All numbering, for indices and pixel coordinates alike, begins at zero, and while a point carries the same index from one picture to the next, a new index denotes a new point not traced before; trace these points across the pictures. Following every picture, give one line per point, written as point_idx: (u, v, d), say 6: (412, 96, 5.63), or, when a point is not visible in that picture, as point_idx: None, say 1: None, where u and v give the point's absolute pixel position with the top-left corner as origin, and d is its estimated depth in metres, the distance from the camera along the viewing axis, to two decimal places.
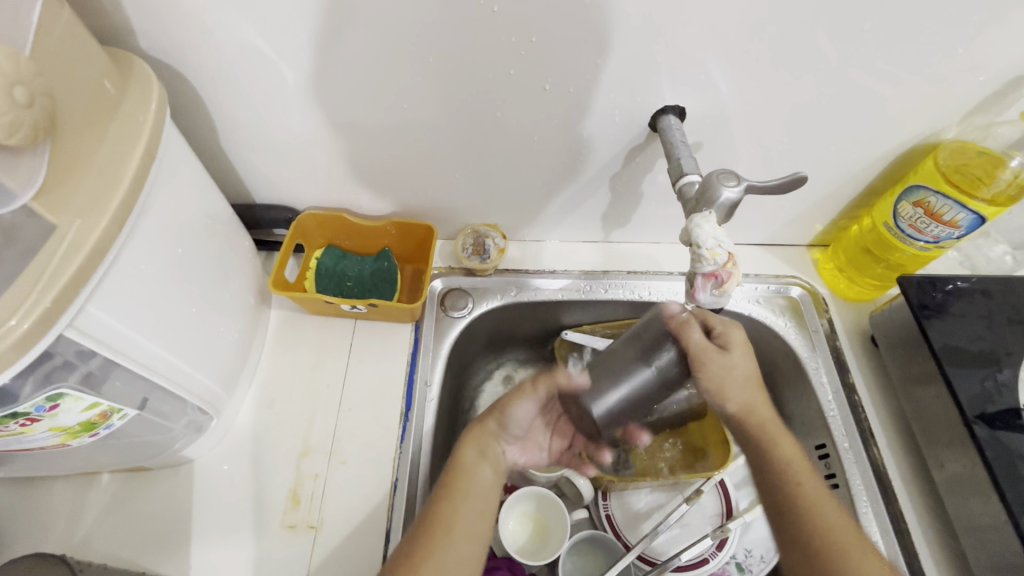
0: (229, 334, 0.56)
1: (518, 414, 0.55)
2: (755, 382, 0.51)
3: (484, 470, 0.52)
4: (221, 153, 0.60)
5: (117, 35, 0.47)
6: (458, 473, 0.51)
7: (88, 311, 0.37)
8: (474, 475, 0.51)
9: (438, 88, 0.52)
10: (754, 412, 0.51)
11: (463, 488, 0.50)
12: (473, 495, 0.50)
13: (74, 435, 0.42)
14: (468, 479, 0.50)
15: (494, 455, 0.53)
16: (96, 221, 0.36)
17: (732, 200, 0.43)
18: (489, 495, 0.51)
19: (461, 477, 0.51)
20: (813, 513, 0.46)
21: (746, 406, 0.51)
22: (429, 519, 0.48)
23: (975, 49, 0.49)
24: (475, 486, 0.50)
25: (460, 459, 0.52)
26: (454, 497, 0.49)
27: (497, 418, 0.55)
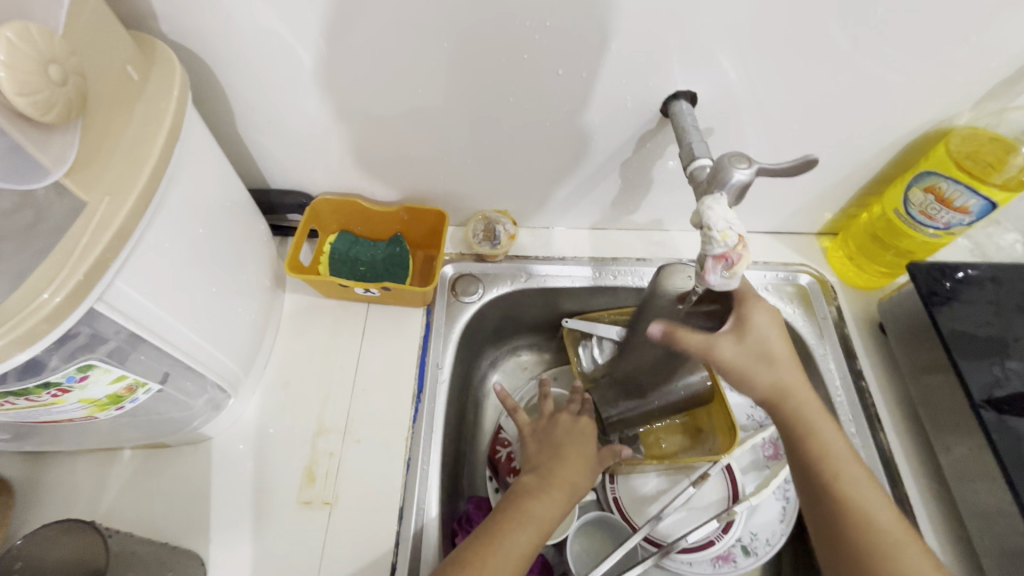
0: (247, 316, 0.57)
1: (581, 483, 0.58)
2: (792, 366, 0.49)
3: (540, 500, 0.55)
4: (237, 138, 0.61)
5: (140, 19, 0.48)
6: (500, 532, 0.52)
7: (116, 286, 0.38)
8: (536, 528, 0.53)
9: (451, 73, 0.53)
10: (791, 397, 0.49)
11: (505, 553, 0.50)
12: (517, 556, 0.50)
13: (102, 407, 0.44)
14: (509, 545, 0.51)
15: (543, 523, 0.54)
16: (124, 197, 0.37)
17: (743, 182, 0.43)
18: (522, 565, 0.51)
19: (504, 535, 0.51)
20: (847, 503, 0.46)
21: (775, 389, 0.49)
22: (486, 535, 0.52)
23: (989, 34, 0.49)
24: (521, 556, 0.51)
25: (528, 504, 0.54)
26: (495, 547, 0.50)
27: (561, 489, 0.56)
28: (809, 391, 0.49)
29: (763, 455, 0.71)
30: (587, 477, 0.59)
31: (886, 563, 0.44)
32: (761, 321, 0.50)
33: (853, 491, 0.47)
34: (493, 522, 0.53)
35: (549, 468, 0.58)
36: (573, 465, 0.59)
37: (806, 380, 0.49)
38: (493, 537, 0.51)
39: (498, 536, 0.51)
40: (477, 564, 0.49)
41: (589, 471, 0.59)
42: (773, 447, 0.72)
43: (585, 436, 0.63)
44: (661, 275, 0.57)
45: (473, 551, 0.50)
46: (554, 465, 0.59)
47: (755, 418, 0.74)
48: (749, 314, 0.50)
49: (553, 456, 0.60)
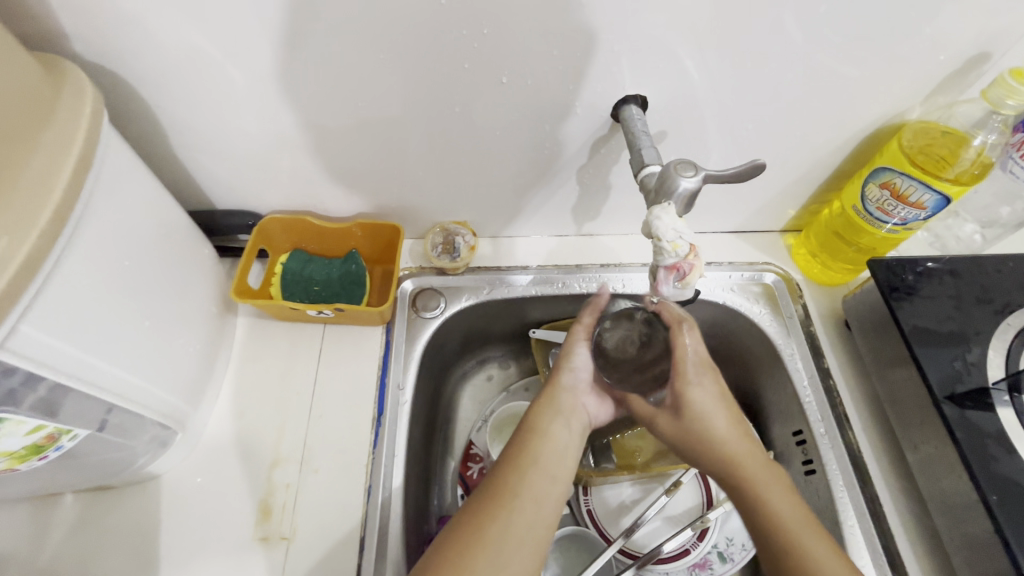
0: (191, 346, 0.55)
1: (581, 355, 0.56)
2: (733, 436, 0.49)
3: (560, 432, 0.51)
4: (175, 159, 0.58)
5: (53, 40, 0.45)
6: (535, 435, 0.51)
7: (23, 332, 0.36)
8: (556, 449, 0.50)
9: (392, 84, 0.51)
10: (736, 465, 0.48)
11: (547, 446, 0.50)
12: (551, 454, 0.50)
13: (23, 458, 0.41)
14: (540, 436, 0.51)
15: (574, 410, 0.54)
16: (25, 236, 0.34)
17: (691, 190, 0.42)
18: (564, 453, 0.50)
19: (536, 437, 0.50)
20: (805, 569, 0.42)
21: (717, 457, 0.48)
22: (496, 487, 0.47)
23: (934, 27, 0.49)
24: (553, 438, 0.51)
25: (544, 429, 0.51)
26: (529, 460, 0.49)
27: (568, 408, 0.53)
28: (754, 458, 0.48)
29: None
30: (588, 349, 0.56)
31: None
32: (698, 398, 0.50)
33: (811, 556, 0.43)
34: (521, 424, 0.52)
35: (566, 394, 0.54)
36: (569, 345, 0.56)
37: (749, 448, 0.49)
38: (524, 440, 0.50)
39: (533, 434, 0.51)
40: (507, 483, 0.47)
41: (584, 343, 0.56)
42: None
43: (578, 325, 0.57)
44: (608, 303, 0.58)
45: (501, 473, 0.48)
46: (578, 391, 0.55)
47: None
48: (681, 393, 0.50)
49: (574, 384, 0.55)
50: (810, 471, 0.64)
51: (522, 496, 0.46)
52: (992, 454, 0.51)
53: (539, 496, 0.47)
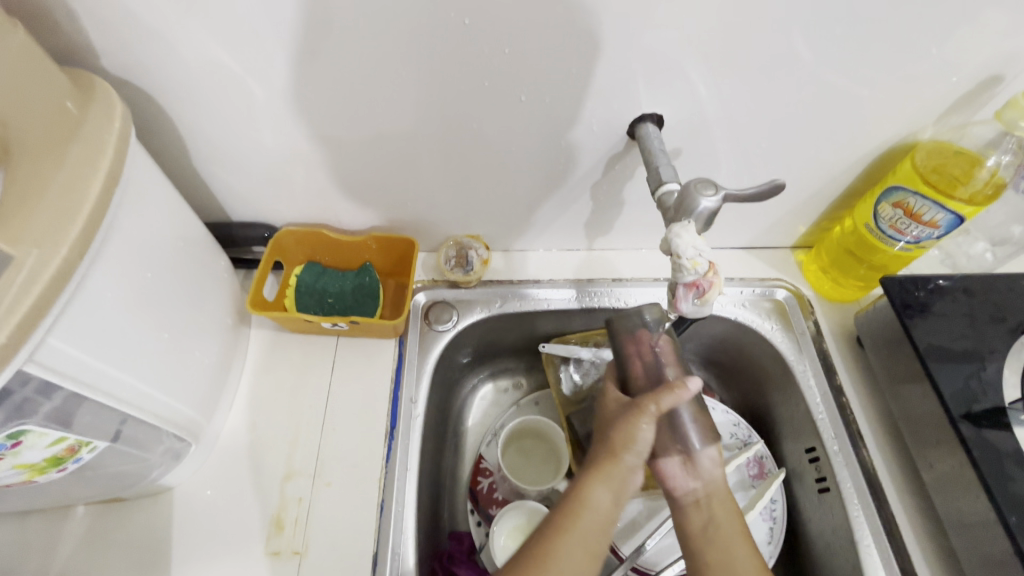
0: (206, 358, 0.55)
1: (646, 437, 0.45)
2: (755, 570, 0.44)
3: (606, 503, 0.44)
4: (194, 172, 0.59)
5: (82, 56, 0.46)
6: (581, 503, 0.44)
7: (51, 344, 0.36)
8: (600, 521, 0.43)
9: (411, 100, 0.52)
10: None
11: (592, 522, 0.43)
12: (597, 536, 0.43)
13: (42, 470, 0.41)
14: (590, 510, 0.43)
15: (627, 487, 0.45)
16: (55, 248, 0.35)
17: (711, 209, 0.43)
18: (609, 526, 0.44)
19: (585, 508, 0.43)
20: None
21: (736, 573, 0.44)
22: (540, 554, 0.41)
23: (945, 50, 0.49)
24: (605, 515, 0.44)
25: (588, 496, 0.44)
26: (571, 533, 0.42)
27: (621, 477, 0.45)
28: None
29: (748, 475, 0.69)
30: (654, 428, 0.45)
31: None
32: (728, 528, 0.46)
33: None
34: (568, 487, 0.45)
35: (625, 471, 0.45)
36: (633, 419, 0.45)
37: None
38: (571, 517, 0.43)
39: (579, 507, 0.43)
40: (551, 556, 0.41)
41: (652, 420, 0.45)
42: (758, 466, 0.70)
43: (650, 403, 0.45)
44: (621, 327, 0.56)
45: (546, 538, 0.42)
46: (639, 474, 0.46)
47: (738, 436, 0.72)
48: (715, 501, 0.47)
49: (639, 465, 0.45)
50: (824, 489, 0.63)
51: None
52: (1011, 474, 0.51)
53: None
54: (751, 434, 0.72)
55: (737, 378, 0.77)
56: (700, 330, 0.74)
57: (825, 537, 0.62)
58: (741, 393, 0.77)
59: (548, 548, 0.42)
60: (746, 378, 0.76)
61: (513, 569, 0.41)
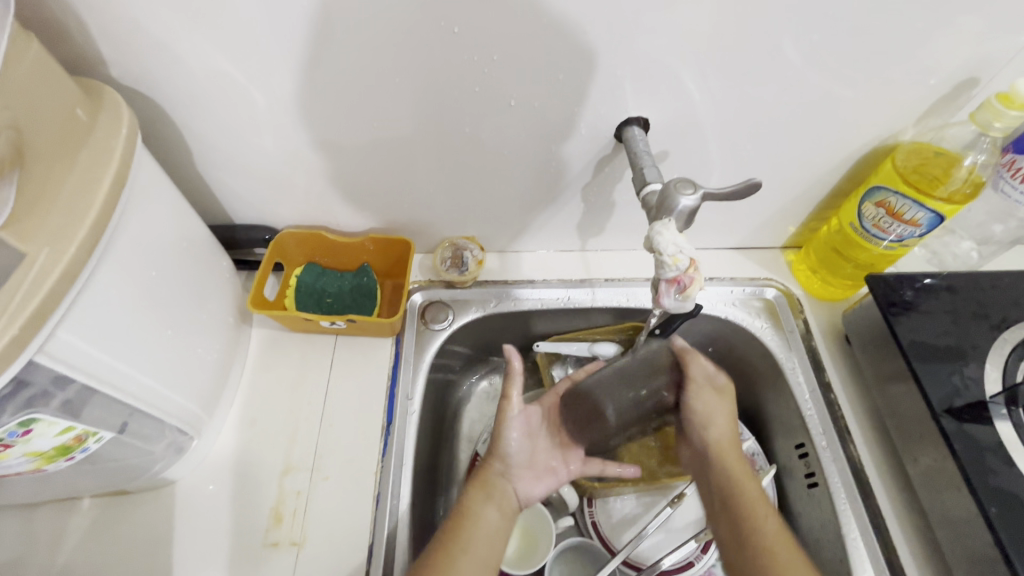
0: (209, 355, 0.57)
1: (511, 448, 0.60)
2: (733, 448, 0.59)
3: (489, 512, 0.55)
4: (197, 176, 0.61)
5: (92, 65, 0.49)
6: (466, 519, 0.54)
7: (60, 337, 0.38)
8: (484, 526, 0.54)
9: (405, 106, 0.54)
10: (725, 457, 0.58)
11: (479, 529, 0.54)
12: (488, 536, 0.53)
13: (51, 459, 0.43)
14: (476, 519, 0.54)
15: (505, 498, 0.58)
16: (65, 246, 0.37)
17: (691, 207, 0.45)
18: (495, 540, 0.54)
19: (472, 521, 0.54)
20: (747, 519, 0.52)
21: (719, 445, 0.59)
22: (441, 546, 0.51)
23: (921, 55, 0.51)
24: (491, 530, 0.54)
25: (469, 507, 0.55)
26: (463, 536, 0.52)
27: (483, 486, 0.58)
28: (756, 489, 0.54)
29: None
30: (518, 442, 0.61)
31: (771, 556, 0.49)
32: (704, 408, 0.61)
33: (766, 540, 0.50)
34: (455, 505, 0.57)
35: (501, 482, 0.59)
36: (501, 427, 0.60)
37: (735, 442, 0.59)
38: (461, 526, 0.53)
39: (466, 517, 0.54)
40: (448, 548, 0.51)
41: (515, 430, 0.60)
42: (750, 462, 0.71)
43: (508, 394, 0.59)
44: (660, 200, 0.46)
45: (441, 539, 0.52)
46: (515, 479, 0.60)
47: None
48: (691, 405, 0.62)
49: (508, 471, 0.60)
50: (814, 484, 0.64)
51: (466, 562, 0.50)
52: (991, 467, 0.52)
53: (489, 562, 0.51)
54: (742, 432, 0.73)
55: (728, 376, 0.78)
56: (692, 329, 0.76)
57: (815, 531, 0.63)
58: (734, 390, 0.79)
59: (443, 545, 0.51)
60: (737, 375, 0.77)
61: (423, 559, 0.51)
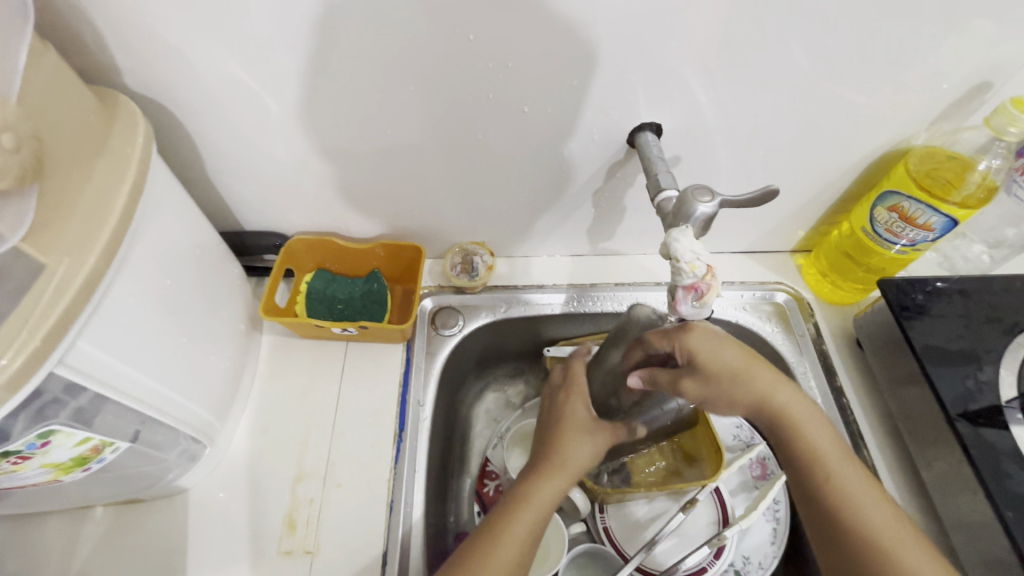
0: (221, 362, 0.56)
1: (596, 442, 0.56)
2: (762, 371, 0.50)
3: (546, 498, 0.52)
4: (208, 183, 0.61)
5: (105, 73, 0.48)
6: (527, 503, 0.51)
7: (79, 347, 0.38)
8: (536, 511, 0.51)
9: (419, 113, 0.54)
10: (772, 404, 0.50)
11: (532, 513, 0.51)
12: (536, 524, 0.50)
13: (67, 469, 0.43)
14: (531, 505, 0.51)
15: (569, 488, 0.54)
16: (84, 256, 0.37)
17: (707, 215, 0.45)
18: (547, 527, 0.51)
19: (528, 505, 0.51)
20: (842, 495, 0.47)
21: (760, 397, 0.50)
22: (478, 543, 0.49)
23: (935, 58, 0.51)
24: (546, 510, 0.52)
25: (529, 492, 0.52)
26: (514, 522, 0.50)
27: (560, 468, 0.54)
28: (832, 441, 0.50)
29: (751, 476, 0.71)
30: (585, 450, 0.55)
31: (885, 546, 0.45)
32: (732, 360, 0.49)
33: (848, 493, 0.47)
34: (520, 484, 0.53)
35: (570, 476, 0.54)
36: (575, 437, 0.56)
37: (785, 382, 0.51)
38: (515, 508, 0.51)
39: (520, 503, 0.51)
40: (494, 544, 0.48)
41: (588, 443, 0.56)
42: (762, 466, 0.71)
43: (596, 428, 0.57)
44: (676, 203, 0.46)
45: (484, 538, 0.49)
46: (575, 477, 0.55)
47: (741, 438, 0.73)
48: (711, 361, 0.49)
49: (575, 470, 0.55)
50: None
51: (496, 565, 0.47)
52: (1008, 471, 0.52)
53: (518, 562, 0.48)
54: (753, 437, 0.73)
55: None
56: None
57: None
58: None
59: (492, 534, 0.49)
60: None
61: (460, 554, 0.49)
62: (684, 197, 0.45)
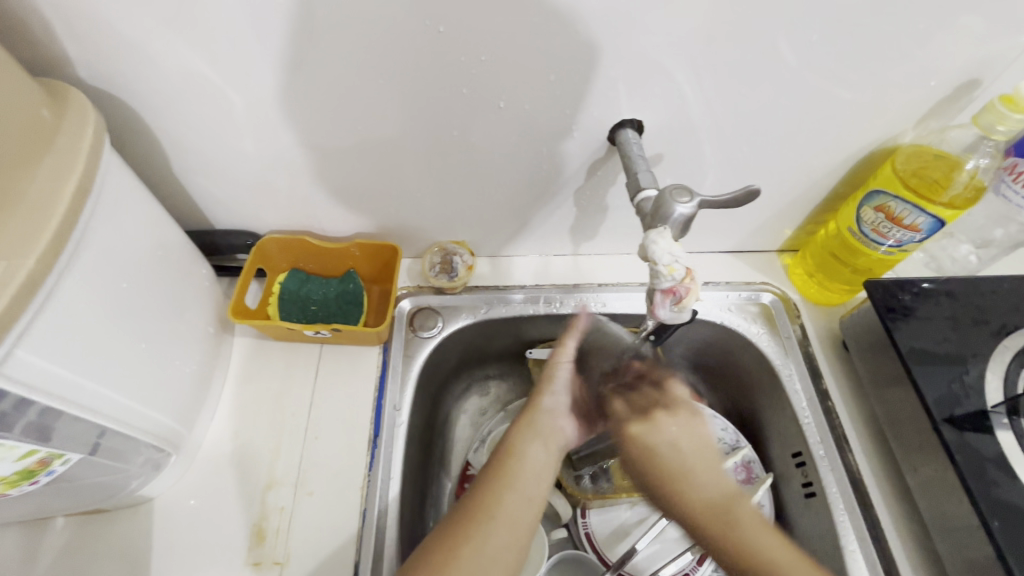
0: (186, 367, 0.54)
1: (562, 378, 0.58)
2: (692, 456, 0.52)
3: (536, 452, 0.53)
4: (175, 181, 0.59)
5: (57, 65, 0.46)
6: (512, 455, 0.53)
7: (18, 356, 0.36)
8: (524, 466, 0.52)
9: (391, 108, 0.52)
10: (692, 494, 0.50)
11: (523, 467, 0.52)
12: (531, 480, 0.51)
13: (14, 484, 0.41)
14: (520, 460, 0.52)
15: (552, 432, 0.55)
16: (23, 260, 0.35)
17: (686, 216, 0.43)
18: (543, 474, 0.52)
19: (516, 458, 0.52)
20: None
21: (702, 492, 0.50)
22: (469, 512, 0.48)
23: (923, 55, 0.50)
24: (538, 466, 0.52)
25: (517, 448, 0.53)
26: (507, 478, 0.50)
27: (530, 419, 0.56)
28: (757, 519, 0.49)
29: (737, 480, 0.69)
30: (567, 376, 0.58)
31: None
32: (671, 436, 0.53)
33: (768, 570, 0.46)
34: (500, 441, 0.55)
35: (550, 422, 0.56)
36: (552, 369, 0.58)
37: (714, 469, 0.52)
38: (501, 462, 0.52)
39: (510, 456, 0.52)
40: (483, 505, 0.48)
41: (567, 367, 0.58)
42: (746, 470, 0.69)
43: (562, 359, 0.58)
44: (654, 204, 0.44)
45: (477, 495, 0.49)
46: (560, 418, 0.57)
47: (726, 441, 0.71)
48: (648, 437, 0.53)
49: (557, 409, 0.57)
50: (811, 494, 0.63)
51: (501, 514, 0.48)
52: (993, 477, 0.51)
53: (512, 529, 0.47)
54: (738, 439, 0.72)
55: (723, 381, 0.77)
56: (687, 334, 0.74)
57: (812, 542, 0.62)
58: (729, 396, 0.77)
59: (482, 499, 0.49)
60: (732, 381, 0.76)
61: (453, 515, 0.48)
62: (660, 197, 0.43)
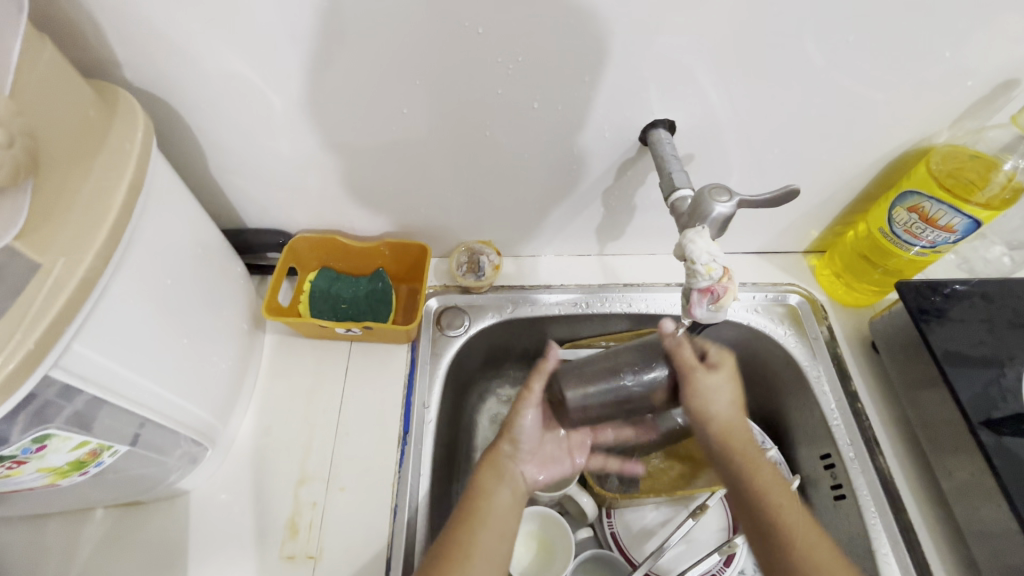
0: (223, 363, 0.55)
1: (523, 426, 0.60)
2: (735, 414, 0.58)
3: (501, 492, 0.56)
4: (211, 181, 0.60)
5: (105, 68, 0.47)
6: (480, 497, 0.55)
7: (76, 350, 0.37)
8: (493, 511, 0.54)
9: (425, 109, 0.52)
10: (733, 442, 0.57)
11: (492, 505, 0.54)
12: (498, 515, 0.53)
13: (65, 474, 0.42)
14: (489, 500, 0.54)
15: (513, 477, 0.58)
16: (81, 257, 0.36)
17: (725, 215, 0.44)
18: (509, 514, 0.55)
19: (484, 498, 0.54)
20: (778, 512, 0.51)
21: (725, 425, 0.57)
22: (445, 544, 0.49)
23: (960, 54, 0.49)
24: (503, 505, 0.55)
25: (481, 487, 0.55)
26: (476, 519, 0.52)
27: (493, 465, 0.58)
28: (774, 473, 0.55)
29: None
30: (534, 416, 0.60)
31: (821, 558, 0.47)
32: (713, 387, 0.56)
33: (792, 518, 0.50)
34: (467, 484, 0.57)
35: (511, 464, 0.59)
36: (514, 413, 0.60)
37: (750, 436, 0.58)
38: (474, 502, 0.54)
39: (479, 496, 0.55)
40: (458, 540, 0.50)
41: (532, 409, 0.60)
42: None
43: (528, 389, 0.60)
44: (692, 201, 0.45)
45: (452, 532, 0.51)
46: (522, 462, 0.60)
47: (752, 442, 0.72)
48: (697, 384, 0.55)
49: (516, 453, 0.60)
50: (840, 496, 0.63)
51: (477, 554, 0.49)
52: None
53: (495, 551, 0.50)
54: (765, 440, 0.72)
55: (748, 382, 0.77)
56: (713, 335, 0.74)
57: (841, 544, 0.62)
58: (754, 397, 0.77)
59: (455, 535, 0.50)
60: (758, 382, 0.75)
61: (433, 552, 0.49)
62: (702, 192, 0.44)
